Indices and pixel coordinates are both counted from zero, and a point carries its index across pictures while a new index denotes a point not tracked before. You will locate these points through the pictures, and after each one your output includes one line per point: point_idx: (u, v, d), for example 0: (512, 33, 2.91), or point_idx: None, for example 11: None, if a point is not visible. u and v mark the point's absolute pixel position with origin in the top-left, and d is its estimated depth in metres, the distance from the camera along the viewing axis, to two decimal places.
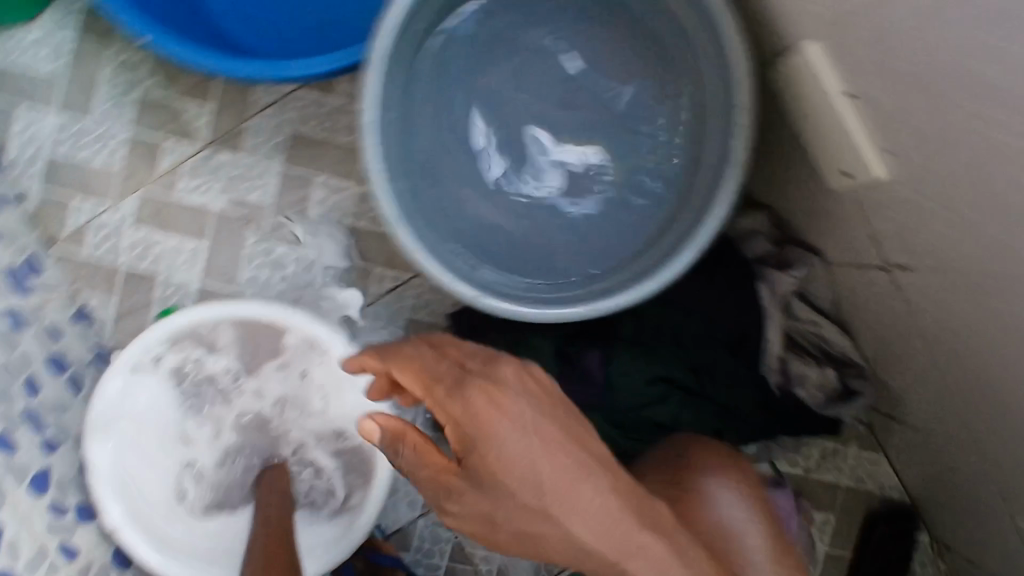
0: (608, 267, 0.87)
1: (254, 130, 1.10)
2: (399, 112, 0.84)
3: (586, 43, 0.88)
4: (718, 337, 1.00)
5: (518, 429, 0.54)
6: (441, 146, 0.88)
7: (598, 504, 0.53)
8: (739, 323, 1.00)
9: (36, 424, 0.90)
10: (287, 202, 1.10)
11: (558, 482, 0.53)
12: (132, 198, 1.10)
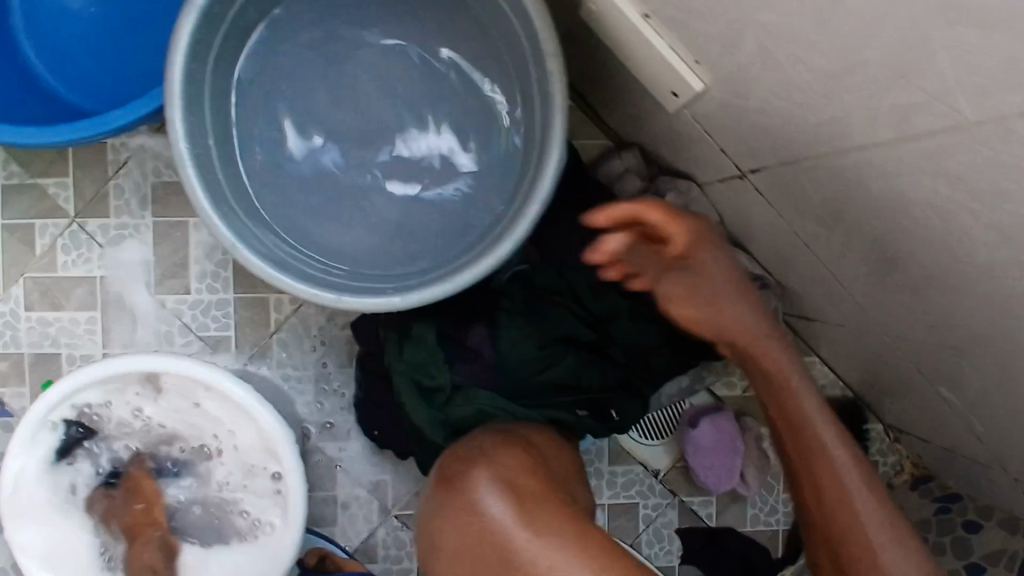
0: (475, 235, 0.85)
1: (118, 191, 1.10)
2: (224, 131, 0.82)
3: (387, 18, 0.84)
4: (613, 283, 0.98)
5: (716, 304, 0.82)
6: (273, 165, 0.85)
7: (781, 359, 0.83)
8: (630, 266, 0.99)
9: None
10: (168, 252, 1.11)
11: (724, 294, 0.82)
12: (16, 286, 1.09)
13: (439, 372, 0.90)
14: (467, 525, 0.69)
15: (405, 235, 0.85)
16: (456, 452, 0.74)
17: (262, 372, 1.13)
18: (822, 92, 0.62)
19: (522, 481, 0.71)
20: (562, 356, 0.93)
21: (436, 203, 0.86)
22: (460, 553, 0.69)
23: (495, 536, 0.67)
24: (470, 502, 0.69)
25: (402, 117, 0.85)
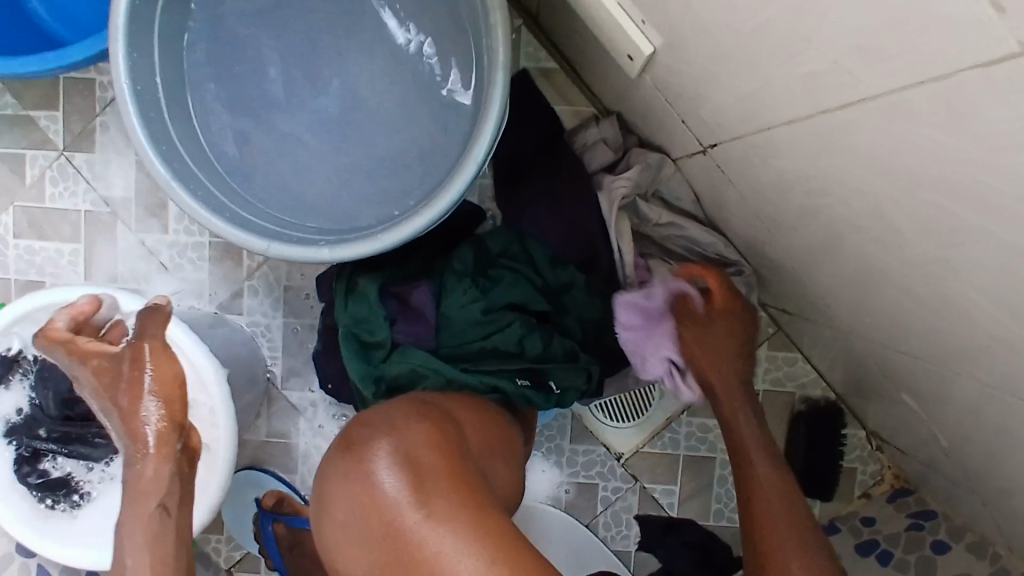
0: (414, 193, 0.85)
1: (104, 127, 1.13)
2: (172, 68, 0.82)
3: None
4: (570, 257, 0.95)
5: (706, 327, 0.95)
6: (214, 108, 0.84)
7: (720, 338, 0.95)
8: (592, 238, 0.96)
9: None
10: (148, 191, 1.14)
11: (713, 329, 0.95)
12: (8, 213, 1.15)
13: (379, 327, 0.87)
14: (359, 497, 0.61)
15: (352, 190, 0.85)
16: (365, 416, 0.65)
17: (231, 316, 1.15)
18: (749, 54, 0.58)
19: (424, 458, 0.62)
20: (506, 324, 0.89)
21: (383, 161, 0.85)
22: (348, 525, 0.61)
23: (387, 513, 0.59)
24: (365, 472, 0.61)
25: (349, 67, 0.84)
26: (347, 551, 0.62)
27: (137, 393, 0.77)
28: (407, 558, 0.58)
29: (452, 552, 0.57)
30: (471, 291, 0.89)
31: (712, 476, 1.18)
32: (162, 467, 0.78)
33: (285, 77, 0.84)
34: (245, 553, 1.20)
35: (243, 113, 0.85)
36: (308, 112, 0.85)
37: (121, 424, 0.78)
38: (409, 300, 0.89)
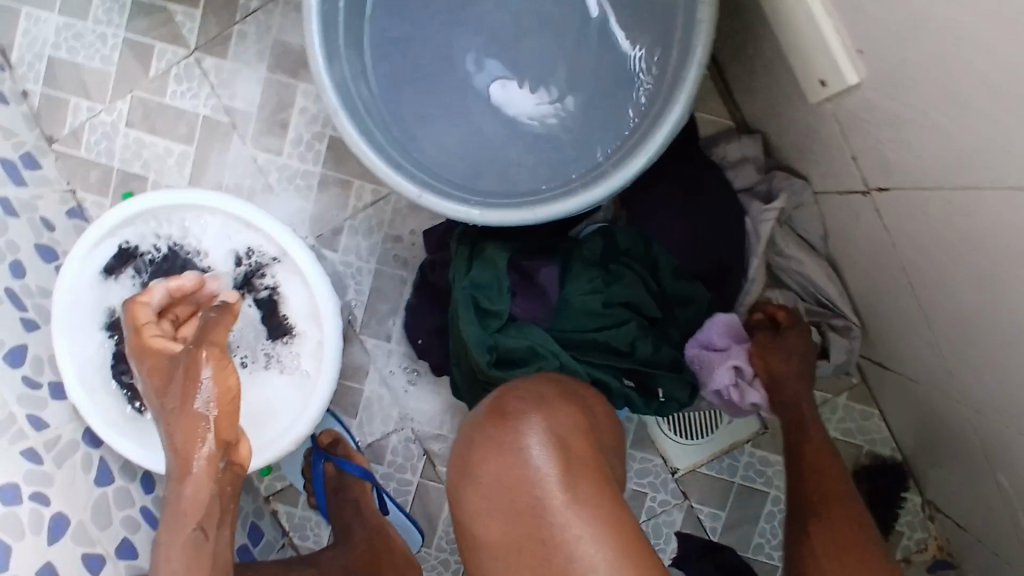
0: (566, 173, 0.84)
1: (240, 36, 1.11)
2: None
3: None
4: (694, 271, 0.94)
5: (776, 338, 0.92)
6: (391, 51, 0.85)
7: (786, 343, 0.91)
8: (721, 256, 0.94)
9: (17, 303, 0.95)
10: (271, 110, 1.12)
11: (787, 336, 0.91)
12: (124, 100, 1.13)
13: (499, 299, 0.85)
14: (505, 468, 0.62)
15: (504, 155, 0.86)
16: (518, 388, 0.66)
17: (326, 252, 1.14)
18: (995, 113, 0.57)
19: (571, 446, 0.62)
20: (622, 321, 0.87)
21: (540, 137, 0.85)
22: (489, 493, 0.62)
23: (531, 490, 0.60)
24: (516, 446, 0.62)
25: (530, 39, 0.85)
26: (481, 518, 0.62)
27: (189, 404, 0.73)
28: (540, 540, 0.59)
29: (588, 548, 0.58)
30: (594, 282, 0.88)
31: (761, 509, 1.17)
32: (202, 488, 0.73)
33: (466, 36, 0.85)
34: (287, 485, 1.19)
35: (417, 61, 0.86)
36: (477, 73, 0.85)
37: (172, 433, 0.73)
38: (532, 278, 0.88)
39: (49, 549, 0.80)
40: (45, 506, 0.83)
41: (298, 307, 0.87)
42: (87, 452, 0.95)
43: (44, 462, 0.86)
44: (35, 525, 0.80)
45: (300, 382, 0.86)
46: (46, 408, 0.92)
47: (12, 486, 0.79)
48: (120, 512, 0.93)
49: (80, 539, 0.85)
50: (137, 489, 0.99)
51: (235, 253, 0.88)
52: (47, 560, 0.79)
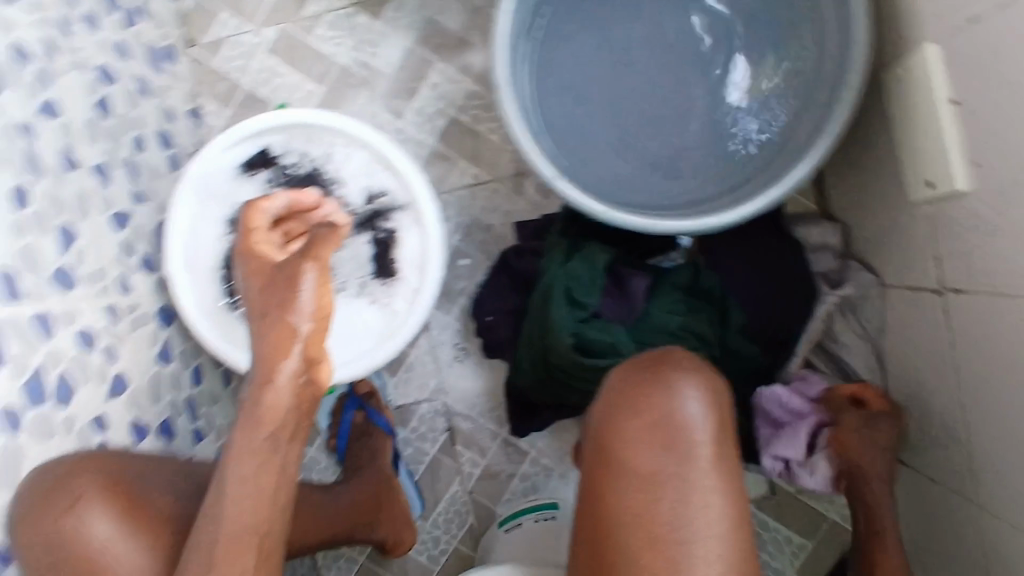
0: (676, 199, 0.99)
1: (397, 5, 1.18)
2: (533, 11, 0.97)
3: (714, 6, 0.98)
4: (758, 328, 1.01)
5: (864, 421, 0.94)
6: (551, 61, 1.00)
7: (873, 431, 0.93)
8: (786, 322, 1.01)
9: (131, 175, 1.00)
10: (404, 76, 1.18)
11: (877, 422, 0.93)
12: (273, 29, 1.19)
13: (591, 295, 0.92)
14: (660, 413, 0.63)
15: (626, 171, 1.00)
16: (676, 348, 0.69)
17: None
18: None
19: (722, 412, 0.65)
20: (693, 348, 0.94)
21: (662, 164, 1.00)
22: (640, 429, 0.63)
23: (683, 436, 0.63)
24: (676, 395, 0.64)
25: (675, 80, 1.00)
26: (624, 450, 0.63)
27: (289, 302, 0.72)
28: (673, 483, 0.62)
29: (717, 504, 0.62)
30: (677, 306, 0.96)
31: None
32: (287, 395, 0.73)
33: (618, 64, 1.00)
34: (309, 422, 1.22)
35: (571, 75, 1.01)
36: (622, 96, 1.00)
37: (261, 339, 0.73)
38: (624, 286, 0.95)
39: (106, 402, 0.86)
40: (112, 363, 0.89)
41: (407, 257, 0.92)
42: (156, 330, 0.98)
43: (119, 323, 0.92)
44: (99, 375, 0.86)
45: (388, 325, 0.91)
46: (134, 274, 0.97)
47: (89, 334, 0.86)
48: (168, 393, 0.98)
49: (132, 404, 0.91)
50: (187, 377, 1.02)
51: (368, 192, 0.93)
52: (100, 413, 0.85)
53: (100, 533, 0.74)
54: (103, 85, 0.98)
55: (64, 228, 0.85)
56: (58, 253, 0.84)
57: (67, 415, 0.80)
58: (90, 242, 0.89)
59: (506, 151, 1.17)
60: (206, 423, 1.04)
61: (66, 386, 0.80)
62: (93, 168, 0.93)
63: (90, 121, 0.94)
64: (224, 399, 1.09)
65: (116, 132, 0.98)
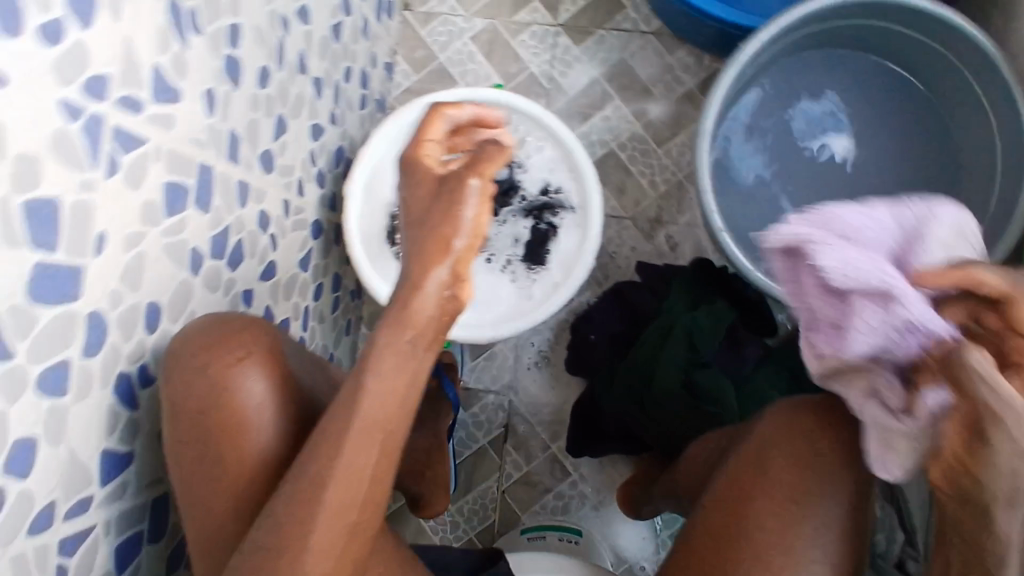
0: None
1: (599, 39, 1.27)
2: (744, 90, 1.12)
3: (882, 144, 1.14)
4: None
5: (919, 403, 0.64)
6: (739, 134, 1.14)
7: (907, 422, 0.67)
8: None
9: (336, 98, 1.06)
10: (581, 101, 1.27)
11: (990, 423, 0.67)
12: (482, 20, 1.28)
13: (709, 340, 0.99)
14: (823, 444, 0.74)
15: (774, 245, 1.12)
16: None
17: None
18: None
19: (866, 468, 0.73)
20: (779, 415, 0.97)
21: None
22: (799, 448, 0.74)
23: (834, 469, 0.73)
24: (842, 438, 0.74)
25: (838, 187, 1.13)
26: (780, 459, 0.74)
27: (451, 207, 0.68)
28: (805, 503, 0.72)
29: (831, 538, 0.71)
30: (778, 378, 0.99)
31: None
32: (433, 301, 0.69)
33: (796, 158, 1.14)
34: None
35: (753, 150, 1.14)
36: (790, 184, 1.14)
37: (412, 244, 0.69)
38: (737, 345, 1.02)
39: (256, 282, 0.89)
40: (271, 250, 0.92)
41: (559, 252, 0.99)
42: (306, 238, 1.02)
43: (286, 218, 0.95)
44: (260, 255, 0.89)
45: (522, 305, 0.99)
46: (308, 183, 1.01)
47: (264, 216, 0.89)
48: (295, 298, 1.01)
49: (271, 294, 0.94)
50: (311, 291, 1.06)
51: (545, 184, 1.01)
52: (250, 288, 0.88)
53: (254, 393, 0.73)
54: (341, 13, 1.05)
55: (280, 117, 0.90)
56: (271, 137, 0.88)
57: (231, 278, 0.83)
58: (292, 138, 0.94)
59: (648, 196, 1.25)
60: (310, 337, 1.08)
61: (236, 253, 0.83)
62: (315, 79, 0.98)
63: (324, 39, 1.00)
64: (327, 323, 1.13)
65: (337, 55, 1.04)
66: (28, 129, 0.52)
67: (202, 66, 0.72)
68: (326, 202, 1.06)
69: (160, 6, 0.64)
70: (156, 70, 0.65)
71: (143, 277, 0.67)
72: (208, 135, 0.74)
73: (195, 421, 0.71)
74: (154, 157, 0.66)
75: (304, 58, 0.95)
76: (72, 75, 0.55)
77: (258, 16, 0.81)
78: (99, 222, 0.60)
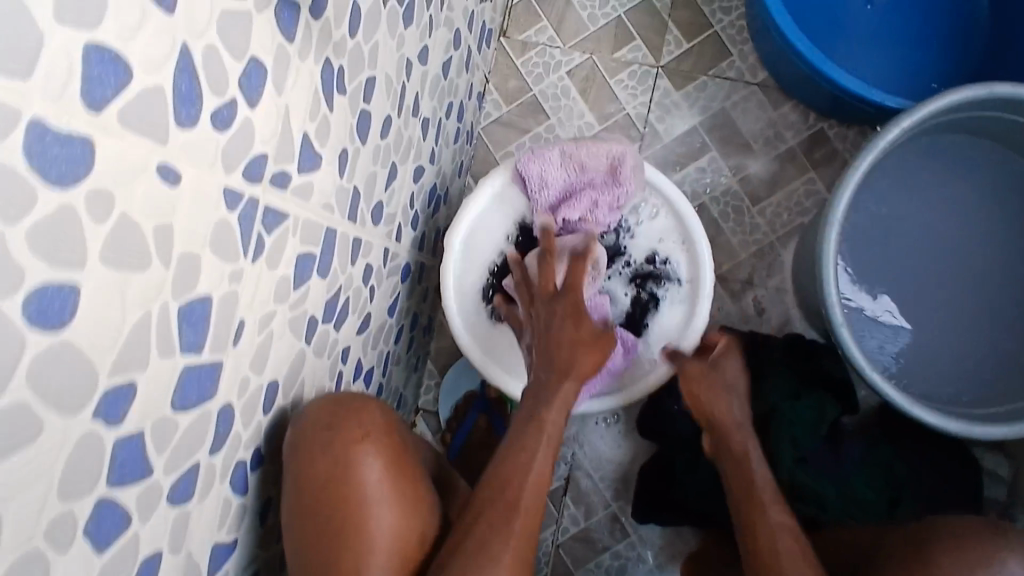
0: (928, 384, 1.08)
1: (701, 85, 1.21)
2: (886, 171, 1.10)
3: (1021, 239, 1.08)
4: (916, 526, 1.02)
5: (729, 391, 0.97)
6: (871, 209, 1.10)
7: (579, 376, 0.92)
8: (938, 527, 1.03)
9: (437, 135, 1.01)
10: (677, 149, 1.21)
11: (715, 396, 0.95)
12: (581, 55, 1.22)
13: (811, 435, 1.01)
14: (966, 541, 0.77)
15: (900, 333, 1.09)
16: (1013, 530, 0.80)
17: None
18: None
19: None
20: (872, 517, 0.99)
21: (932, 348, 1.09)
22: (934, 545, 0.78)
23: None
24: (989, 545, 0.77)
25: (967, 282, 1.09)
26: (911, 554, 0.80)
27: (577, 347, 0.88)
28: None
29: None
30: (878, 482, 1.02)
31: None
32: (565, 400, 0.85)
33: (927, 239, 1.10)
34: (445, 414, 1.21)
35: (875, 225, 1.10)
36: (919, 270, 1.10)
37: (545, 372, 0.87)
38: (840, 442, 1.05)
39: (354, 337, 0.84)
40: (369, 302, 0.87)
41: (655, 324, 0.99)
42: (397, 283, 0.97)
43: (384, 266, 0.90)
44: (359, 310, 0.84)
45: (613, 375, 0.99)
46: (405, 227, 0.95)
47: (368, 269, 0.84)
48: (381, 345, 0.97)
49: (363, 346, 0.89)
50: (393, 335, 1.01)
51: (652, 254, 1.00)
52: (348, 345, 0.83)
53: (371, 473, 0.72)
54: (451, 47, 1.00)
55: (393, 164, 0.85)
56: (383, 187, 0.83)
57: (334, 338, 0.77)
58: (399, 182, 0.89)
59: (737, 255, 1.21)
60: (387, 382, 1.03)
61: (343, 314, 0.78)
62: (424, 120, 0.93)
63: (435, 77, 0.94)
64: (402, 365, 1.08)
65: (442, 91, 0.99)
66: (195, 225, 0.46)
67: (339, 126, 0.66)
68: (417, 244, 1.01)
69: (317, 68, 0.59)
70: (304, 138, 0.59)
71: (269, 357, 0.62)
72: (336, 195, 0.69)
73: (318, 493, 0.69)
74: (292, 230, 0.61)
75: (418, 100, 0.90)
76: (237, 158, 0.49)
77: (389, 65, 0.76)
78: (241, 309, 0.55)
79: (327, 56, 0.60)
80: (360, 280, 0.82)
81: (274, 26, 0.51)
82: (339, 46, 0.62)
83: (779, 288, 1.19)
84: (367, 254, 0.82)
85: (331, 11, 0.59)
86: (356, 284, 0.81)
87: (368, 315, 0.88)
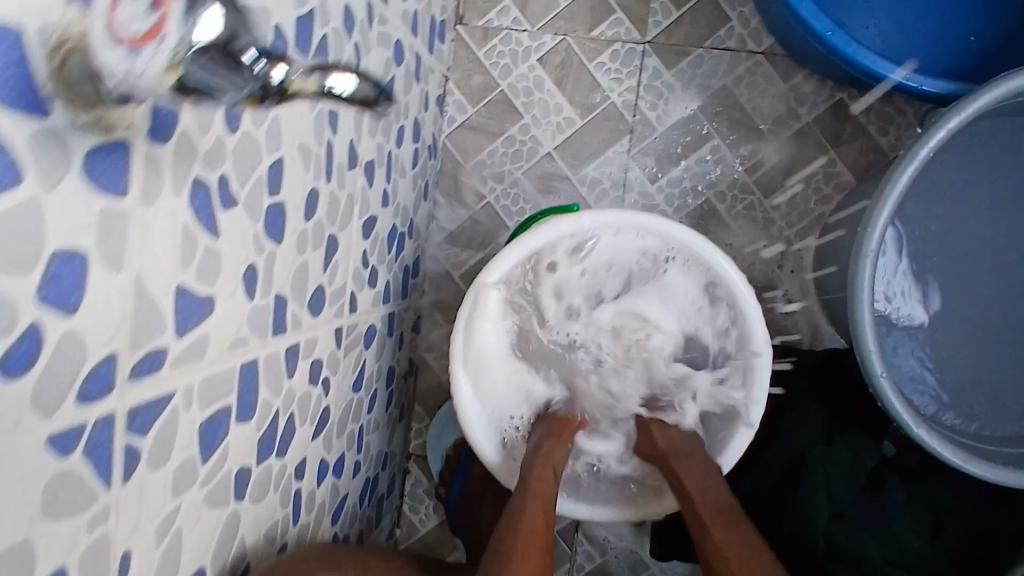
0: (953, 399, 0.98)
1: (697, 61, 1.03)
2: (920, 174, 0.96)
3: None
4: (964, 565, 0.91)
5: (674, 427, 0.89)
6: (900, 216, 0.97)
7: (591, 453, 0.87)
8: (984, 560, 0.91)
9: (388, 171, 0.86)
10: (672, 138, 1.05)
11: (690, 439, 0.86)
12: (553, 37, 1.04)
13: (848, 488, 0.90)
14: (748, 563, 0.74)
15: (924, 344, 0.98)
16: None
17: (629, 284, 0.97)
18: None
19: None
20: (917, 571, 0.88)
21: (960, 361, 0.99)
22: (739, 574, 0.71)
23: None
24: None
25: (1001, 287, 0.98)
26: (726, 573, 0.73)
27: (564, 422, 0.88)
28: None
29: None
30: (920, 528, 0.91)
31: None
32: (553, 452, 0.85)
33: (957, 240, 0.97)
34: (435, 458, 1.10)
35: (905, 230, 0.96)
36: (947, 276, 0.98)
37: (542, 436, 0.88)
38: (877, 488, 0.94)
39: (309, 444, 0.72)
40: (324, 396, 0.74)
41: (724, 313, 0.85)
42: (360, 352, 0.84)
43: (339, 347, 0.77)
44: (312, 415, 0.71)
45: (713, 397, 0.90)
46: (361, 290, 0.82)
47: (318, 365, 0.71)
48: (350, 425, 0.84)
49: (325, 444, 0.76)
50: (365, 406, 0.89)
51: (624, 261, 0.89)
52: (302, 458, 0.70)
53: None
54: (392, 63, 0.83)
55: (331, 238, 0.71)
56: (322, 268, 0.69)
57: (281, 466, 0.65)
58: (342, 252, 0.74)
59: (748, 256, 1.06)
60: (364, 454, 0.91)
61: (288, 433, 0.66)
62: (366, 165, 0.78)
63: (375, 107, 0.78)
64: (381, 428, 0.97)
65: (386, 119, 0.83)
66: (9, 514, 0.34)
67: (235, 247, 0.52)
68: (379, 300, 0.88)
69: (182, 202, 0.44)
70: (179, 293, 0.45)
71: (182, 555, 0.50)
72: (250, 322, 0.56)
73: None
74: (185, 405, 0.48)
75: (354, 148, 0.74)
76: (61, 394, 0.36)
77: (303, 133, 0.61)
78: (122, 541, 0.43)
79: (198, 177, 0.46)
80: (308, 382, 0.69)
81: (88, 192, 0.36)
82: (212, 156, 0.47)
83: (800, 290, 1.05)
84: (311, 352, 0.69)
85: (187, 121, 0.44)
86: (303, 387, 0.68)
87: (327, 407, 0.76)
